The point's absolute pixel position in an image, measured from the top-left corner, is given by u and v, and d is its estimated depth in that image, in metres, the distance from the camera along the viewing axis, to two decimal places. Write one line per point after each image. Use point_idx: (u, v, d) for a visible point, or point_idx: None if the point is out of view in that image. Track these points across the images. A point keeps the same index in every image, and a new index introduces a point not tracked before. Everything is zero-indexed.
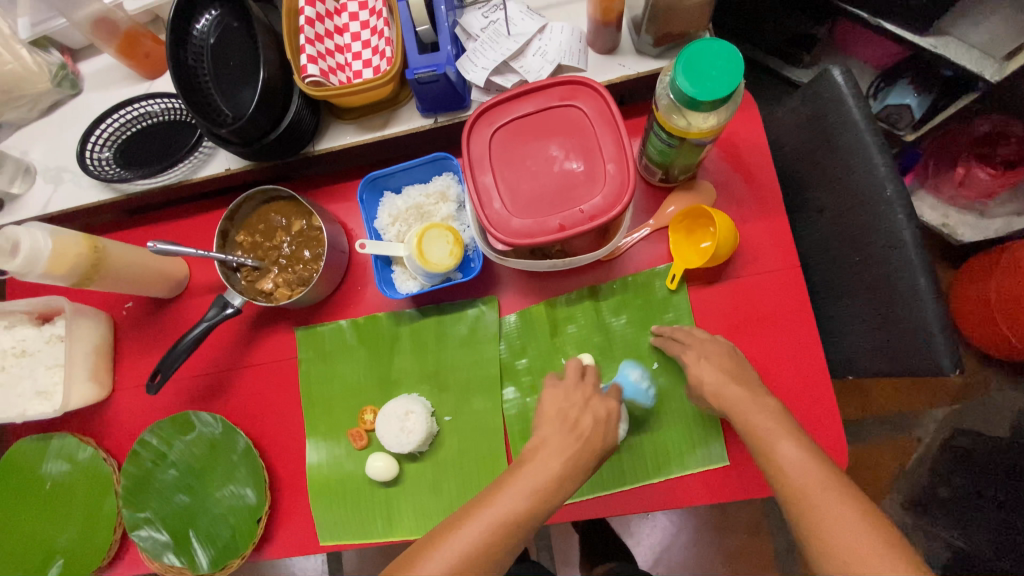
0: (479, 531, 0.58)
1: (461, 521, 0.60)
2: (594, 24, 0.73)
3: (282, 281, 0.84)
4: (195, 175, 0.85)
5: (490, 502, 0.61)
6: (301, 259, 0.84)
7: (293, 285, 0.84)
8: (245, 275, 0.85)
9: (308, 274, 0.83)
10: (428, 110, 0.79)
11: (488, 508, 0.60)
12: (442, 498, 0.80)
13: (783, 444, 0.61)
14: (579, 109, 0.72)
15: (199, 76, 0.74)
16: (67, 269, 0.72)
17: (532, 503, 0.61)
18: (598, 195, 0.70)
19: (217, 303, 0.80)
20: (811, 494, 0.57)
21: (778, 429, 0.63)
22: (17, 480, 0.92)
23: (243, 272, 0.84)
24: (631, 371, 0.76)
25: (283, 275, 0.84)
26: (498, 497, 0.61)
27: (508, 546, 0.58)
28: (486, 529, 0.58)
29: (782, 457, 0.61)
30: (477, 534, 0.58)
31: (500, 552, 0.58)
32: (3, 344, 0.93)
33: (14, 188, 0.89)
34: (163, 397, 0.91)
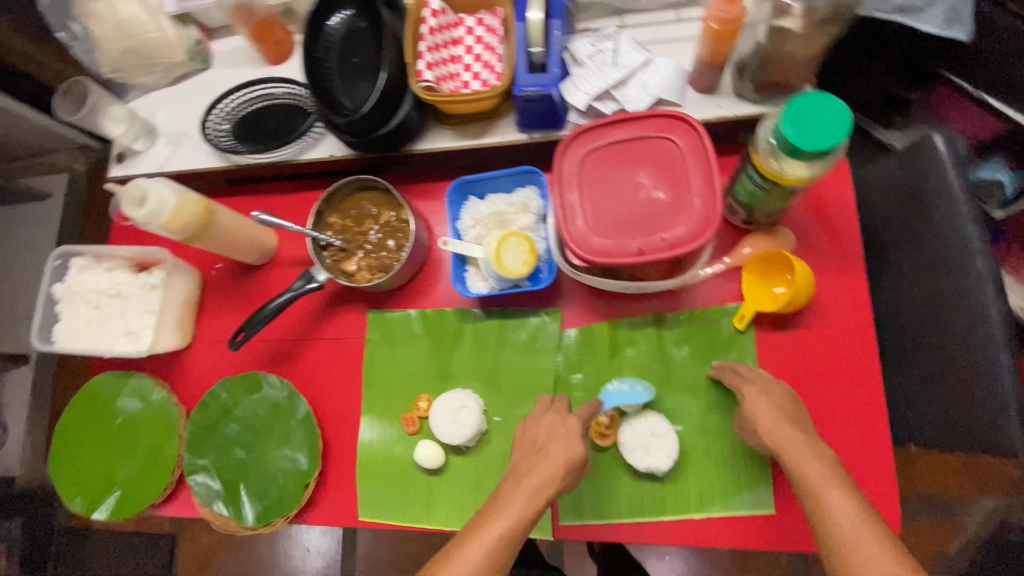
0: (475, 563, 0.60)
1: (484, 524, 0.63)
2: (700, 64, 0.76)
3: (365, 265, 0.90)
4: (301, 156, 0.92)
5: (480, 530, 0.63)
6: (386, 248, 0.90)
7: (374, 271, 0.90)
8: (331, 254, 0.90)
9: (390, 263, 0.89)
10: (525, 126, 0.84)
11: (510, 506, 0.65)
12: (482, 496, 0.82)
13: (839, 498, 0.61)
14: (673, 141, 0.75)
15: (325, 68, 0.81)
16: (183, 226, 0.79)
17: (522, 527, 0.64)
18: (682, 226, 0.72)
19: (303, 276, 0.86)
20: (862, 553, 0.57)
21: (834, 481, 0.63)
22: (92, 409, 0.99)
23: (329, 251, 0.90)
24: (611, 386, 0.79)
25: (366, 260, 0.90)
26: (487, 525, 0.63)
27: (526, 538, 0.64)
28: (511, 523, 0.63)
29: (837, 511, 0.60)
30: (504, 533, 0.62)
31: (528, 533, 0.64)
32: (101, 284, 1.00)
33: (136, 145, 0.98)
34: (236, 355, 0.97)
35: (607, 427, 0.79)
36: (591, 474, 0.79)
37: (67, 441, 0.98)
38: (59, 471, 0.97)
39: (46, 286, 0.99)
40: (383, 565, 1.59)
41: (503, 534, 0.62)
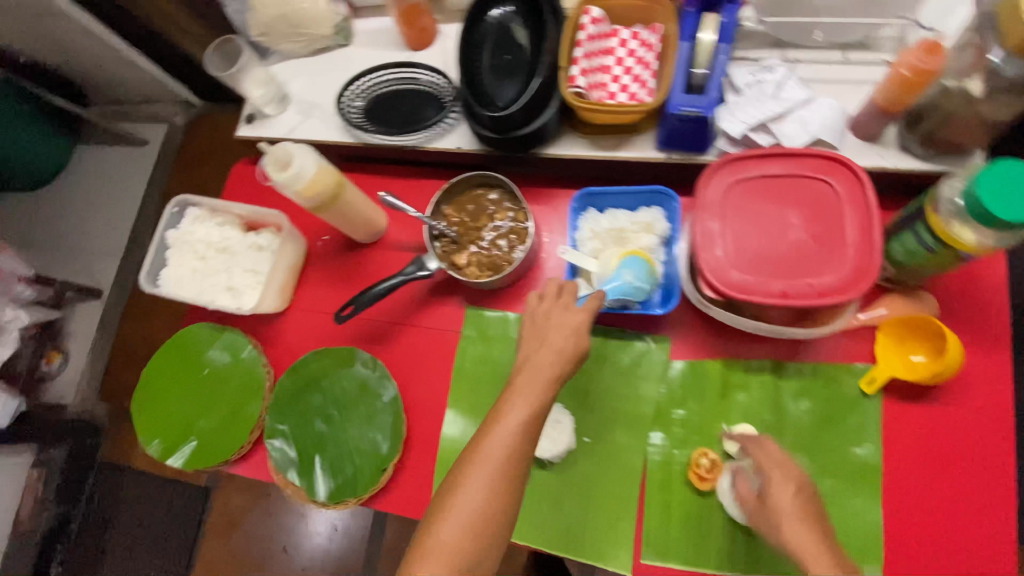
0: (485, 481, 0.62)
1: (477, 452, 0.64)
2: (869, 111, 0.72)
3: (474, 261, 0.89)
4: (428, 144, 0.92)
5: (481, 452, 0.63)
6: (499, 248, 0.88)
7: (484, 269, 0.89)
8: (442, 244, 0.90)
9: (501, 264, 0.88)
10: (666, 145, 0.81)
11: (500, 425, 0.64)
12: (561, 516, 0.79)
13: None
14: (830, 187, 0.71)
15: (476, 60, 0.81)
16: (314, 196, 0.79)
17: (518, 442, 0.64)
18: (830, 275, 0.69)
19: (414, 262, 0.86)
20: None
21: None
22: (182, 356, 1.01)
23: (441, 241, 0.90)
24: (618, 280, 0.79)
25: (477, 257, 0.89)
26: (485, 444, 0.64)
27: (524, 458, 0.64)
28: (506, 442, 0.63)
29: None
30: (496, 458, 0.63)
31: (526, 453, 0.64)
32: (210, 236, 1.03)
33: (267, 109, 1.00)
34: (331, 329, 0.98)
35: (707, 470, 0.75)
36: (682, 515, 0.76)
37: (153, 382, 1.00)
38: (141, 411, 0.98)
39: (161, 231, 1.02)
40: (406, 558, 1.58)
41: (509, 448, 0.63)
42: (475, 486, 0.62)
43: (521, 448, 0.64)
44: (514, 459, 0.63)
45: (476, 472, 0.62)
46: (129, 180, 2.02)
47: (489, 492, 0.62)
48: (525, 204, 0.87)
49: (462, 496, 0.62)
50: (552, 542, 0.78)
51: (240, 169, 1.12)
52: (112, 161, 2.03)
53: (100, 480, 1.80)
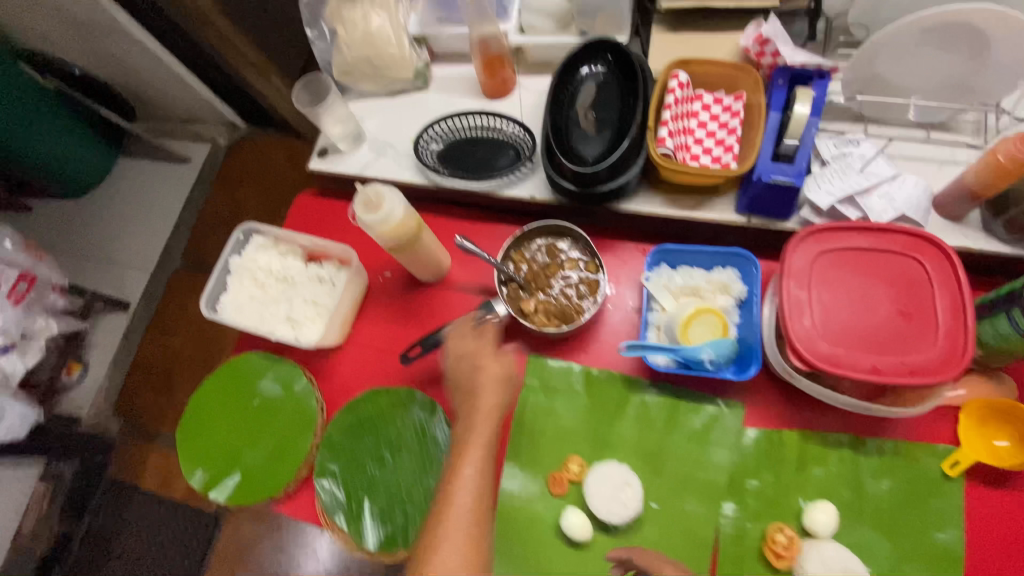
0: (461, 539, 0.69)
1: (444, 511, 0.71)
2: (957, 193, 0.73)
3: (542, 308, 0.87)
4: (502, 190, 0.94)
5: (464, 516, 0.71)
6: (569, 299, 0.88)
7: (551, 319, 0.87)
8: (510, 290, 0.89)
9: (570, 315, 0.87)
10: (747, 210, 0.81)
11: (461, 479, 0.73)
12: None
13: None
14: (920, 265, 0.71)
15: (564, 115, 0.84)
16: (396, 237, 0.80)
17: (481, 498, 0.72)
18: (924, 355, 0.68)
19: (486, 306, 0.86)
20: None
21: None
22: (233, 384, 0.99)
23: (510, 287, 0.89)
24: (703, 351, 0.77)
25: (545, 306, 0.88)
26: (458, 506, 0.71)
27: (487, 516, 0.72)
28: (475, 501, 0.72)
29: None
30: (464, 515, 0.71)
31: (489, 511, 0.73)
32: (271, 264, 1.02)
33: (341, 145, 1.02)
34: (389, 368, 0.97)
35: (784, 546, 0.72)
36: None
37: (199, 408, 0.98)
38: (185, 437, 0.96)
39: (225, 256, 1.02)
40: None
41: (474, 502, 0.72)
42: (455, 539, 0.69)
43: (483, 502, 0.72)
44: (480, 519, 0.71)
45: (450, 531, 0.70)
46: (166, 194, 2.01)
47: (468, 551, 0.69)
48: (598, 257, 0.87)
49: (441, 556, 0.68)
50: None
51: (302, 199, 1.12)
52: (151, 175, 2.03)
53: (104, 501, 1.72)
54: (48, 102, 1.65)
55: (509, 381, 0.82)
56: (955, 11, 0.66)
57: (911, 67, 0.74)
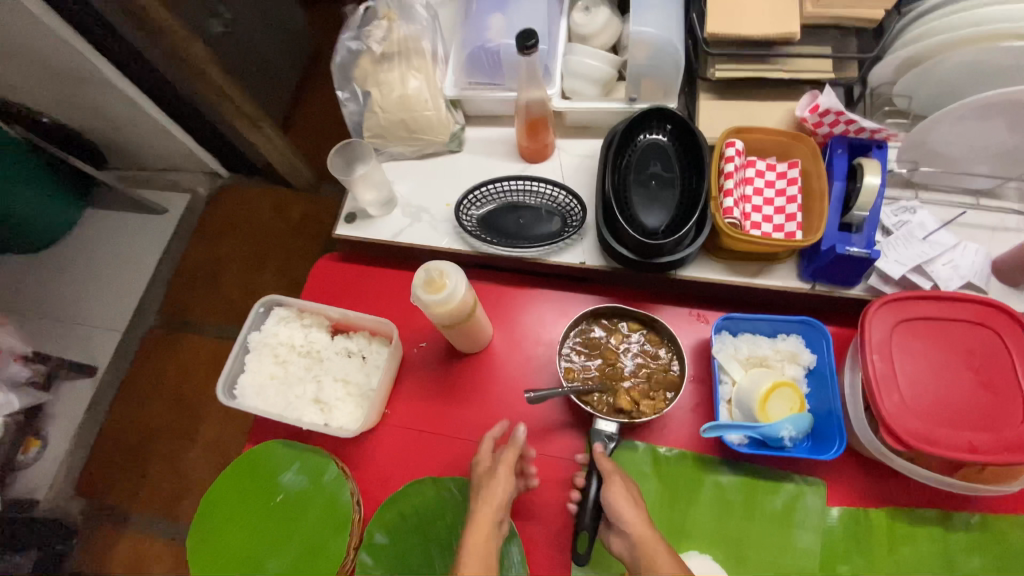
0: None
1: None
2: (1023, 260, 0.74)
3: (636, 397, 0.80)
4: (551, 257, 0.90)
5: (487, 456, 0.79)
6: (656, 371, 0.82)
7: (656, 399, 0.80)
8: (596, 404, 0.81)
9: (673, 384, 0.81)
10: (812, 277, 0.80)
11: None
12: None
13: None
14: (996, 336, 0.71)
15: (623, 183, 0.82)
16: (451, 316, 0.73)
17: None
18: (1015, 431, 0.66)
19: (596, 440, 0.79)
20: None
21: None
22: (251, 478, 0.87)
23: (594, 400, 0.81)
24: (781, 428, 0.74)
25: (638, 389, 0.81)
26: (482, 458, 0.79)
27: None
28: None
29: None
30: None
31: None
32: (293, 339, 0.94)
33: (372, 210, 0.96)
34: (430, 450, 0.89)
35: None
36: None
37: (213, 507, 0.86)
38: (198, 543, 0.83)
39: (243, 333, 0.93)
40: None
41: None
42: None
43: None
44: None
45: None
46: (138, 247, 1.83)
47: None
48: (655, 321, 0.84)
49: None
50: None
51: (322, 264, 1.04)
52: (120, 226, 1.85)
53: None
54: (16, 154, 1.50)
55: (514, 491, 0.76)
56: (1008, 94, 0.68)
57: (967, 139, 0.76)
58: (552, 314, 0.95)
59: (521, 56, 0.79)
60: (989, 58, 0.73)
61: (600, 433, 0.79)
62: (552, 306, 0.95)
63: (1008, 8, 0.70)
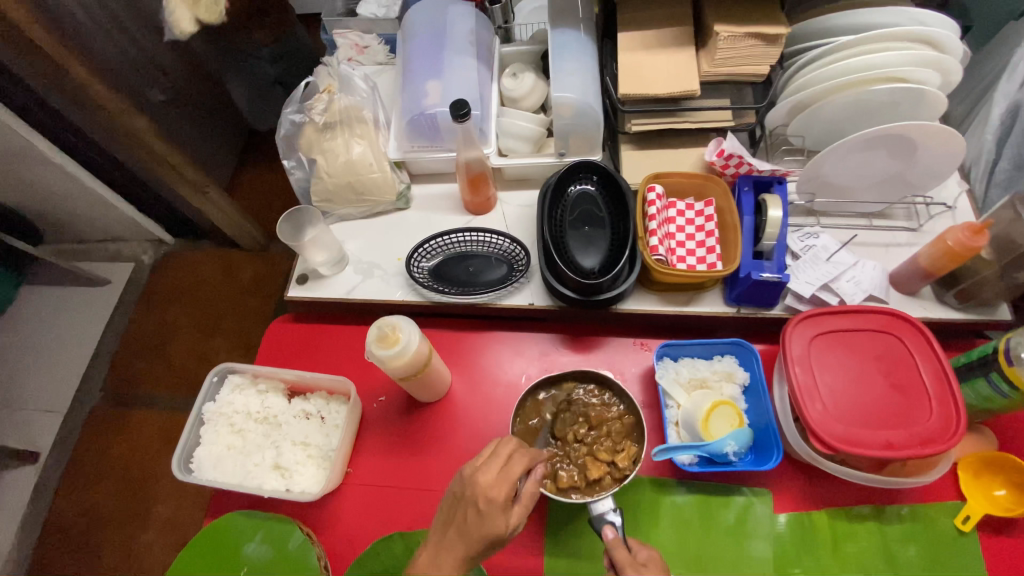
0: None
1: None
2: (912, 272, 0.84)
3: (608, 454, 0.80)
4: (501, 301, 0.95)
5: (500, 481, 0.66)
6: (615, 422, 0.84)
7: (626, 449, 0.81)
8: (580, 486, 0.79)
9: (634, 427, 0.83)
10: (736, 300, 0.88)
11: None
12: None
13: None
14: (899, 341, 0.79)
15: (559, 230, 0.89)
16: (407, 369, 0.76)
17: None
18: (925, 425, 0.74)
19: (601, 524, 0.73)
20: None
21: None
22: (213, 553, 0.85)
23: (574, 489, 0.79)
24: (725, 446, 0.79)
25: (606, 449, 0.81)
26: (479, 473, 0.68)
27: None
28: None
29: None
30: None
31: None
32: (250, 406, 0.93)
33: (324, 271, 0.99)
34: (397, 504, 0.89)
35: None
36: None
37: None
38: None
39: (198, 405, 0.92)
40: None
41: None
42: None
43: None
44: None
45: None
46: (82, 322, 1.77)
47: None
48: (591, 376, 0.86)
49: None
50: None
51: (277, 327, 1.05)
52: (64, 303, 1.79)
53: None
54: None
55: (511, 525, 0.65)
56: (897, 127, 0.78)
57: (854, 169, 0.87)
58: (507, 354, 0.99)
59: (455, 122, 0.85)
60: (870, 98, 0.84)
61: (600, 515, 0.73)
62: (506, 347, 1.00)
63: (871, 58, 0.81)
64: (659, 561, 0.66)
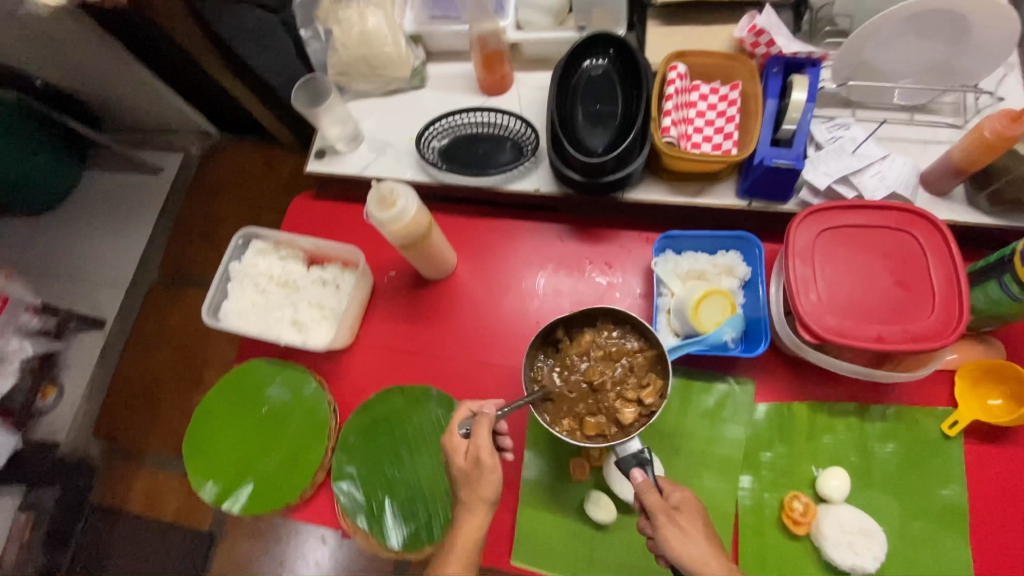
0: None
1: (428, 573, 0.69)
2: (944, 169, 0.77)
3: (633, 394, 0.76)
4: (507, 185, 0.95)
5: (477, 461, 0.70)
6: (636, 358, 0.79)
7: (652, 383, 0.76)
8: (614, 429, 0.75)
9: (656, 359, 0.78)
10: (748, 193, 0.84)
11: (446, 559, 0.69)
12: (637, 552, 0.81)
13: None
14: (914, 239, 0.75)
15: (569, 109, 0.86)
16: (404, 234, 0.79)
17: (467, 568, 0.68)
18: (923, 322, 0.71)
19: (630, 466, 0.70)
20: None
21: None
22: (239, 392, 0.96)
23: (600, 435, 0.75)
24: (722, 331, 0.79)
25: (631, 388, 0.77)
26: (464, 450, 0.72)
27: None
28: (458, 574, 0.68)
29: None
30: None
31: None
32: (272, 270, 1.01)
33: (339, 146, 1.01)
34: (399, 366, 0.97)
35: (801, 513, 0.75)
36: (776, 560, 0.76)
37: (204, 419, 0.95)
38: (193, 449, 0.93)
39: (225, 263, 1.00)
40: None
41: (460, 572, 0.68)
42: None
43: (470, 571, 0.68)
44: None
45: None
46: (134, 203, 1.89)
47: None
48: (602, 314, 0.80)
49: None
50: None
51: (297, 202, 1.10)
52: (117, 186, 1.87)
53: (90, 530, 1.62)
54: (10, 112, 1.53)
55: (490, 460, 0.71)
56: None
57: (895, 57, 0.80)
58: (512, 240, 1.01)
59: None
60: None
61: (625, 456, 0.71)
62: (511, 233, 1.01)
63: None
64: (691, 505, 0.68)
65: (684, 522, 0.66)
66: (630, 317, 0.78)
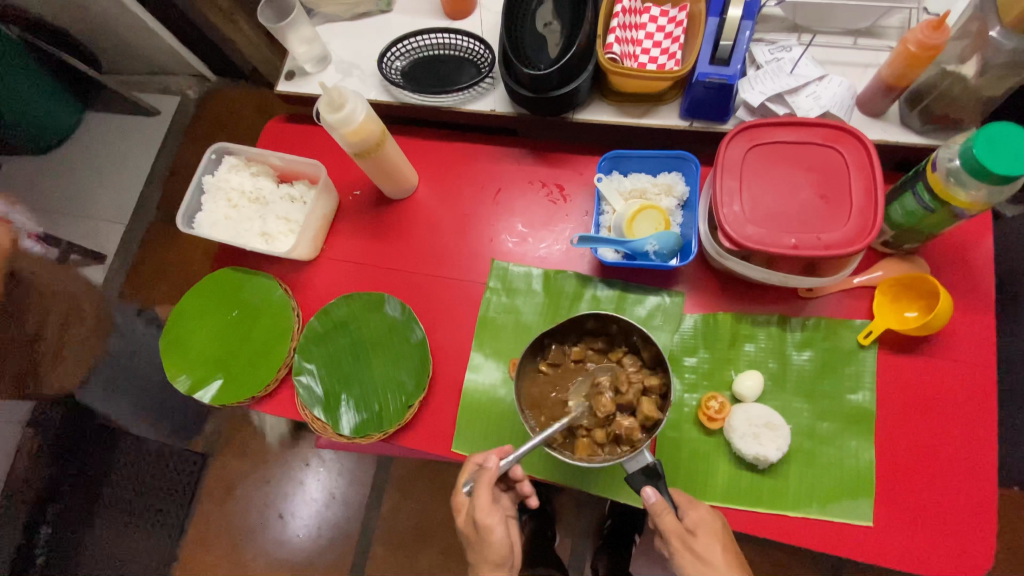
0: None
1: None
2: (876, 88, 0.80)
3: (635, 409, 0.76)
4: (464, 105, 0.99)
5: (477, 524, 0.77)
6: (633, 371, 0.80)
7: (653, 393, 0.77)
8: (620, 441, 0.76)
9: (654, 359, 0.78)
10: (689, 113, 0.88)
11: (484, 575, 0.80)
12: None
13: None
14: (839, 153, 0.78)
15: (519, 30, 0.90)
16: (359, 140, 0.85)
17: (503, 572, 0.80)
18: (838, 231, 0.75)
19: (638, 484, 0.73)
20: None
21: None
22: (213, 296, 1.03)
23: (600, 449, 0.76)
24: (647, 243, 0.84)
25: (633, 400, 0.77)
26: (468, 508, 0.80)
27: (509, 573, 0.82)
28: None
29: None
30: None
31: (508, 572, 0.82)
32: (242, 185, 1.05)
33: (308, 67, 1.05)
34: (360, 277, 1.03)
35: (717, 411, 0.81)
36: (690, 453, 0.82)
37: (181, 317, 1.02)
38: (168, 346, 1.00)
39: (199, 176, 1.05)
40: (404, 530, 1.52)
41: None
42: None
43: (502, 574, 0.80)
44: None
45: None
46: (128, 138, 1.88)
47: None
48: (590, 318, 0.79)
49: None
50: (565, 475, 0.88)
51: (272, 124, 1.15)
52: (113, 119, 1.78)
53: (91, 457, 1.60)
54: (19, 54, 1.42)
55: (494, 513, 0.76)
56: None
57: None
58: (471, 162, 1.05)
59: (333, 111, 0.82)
60: None
61: (635, 473, 0.73)
62: (471, 156, 1.05)
63: None
64: (707, 526, 0.73)
65: (700, 549, 0.71)
66: (618, 321, 0.78)
